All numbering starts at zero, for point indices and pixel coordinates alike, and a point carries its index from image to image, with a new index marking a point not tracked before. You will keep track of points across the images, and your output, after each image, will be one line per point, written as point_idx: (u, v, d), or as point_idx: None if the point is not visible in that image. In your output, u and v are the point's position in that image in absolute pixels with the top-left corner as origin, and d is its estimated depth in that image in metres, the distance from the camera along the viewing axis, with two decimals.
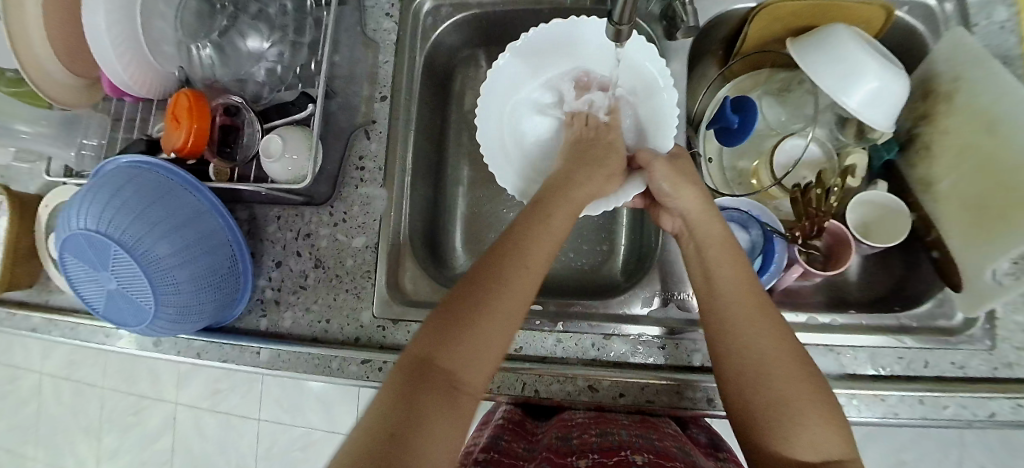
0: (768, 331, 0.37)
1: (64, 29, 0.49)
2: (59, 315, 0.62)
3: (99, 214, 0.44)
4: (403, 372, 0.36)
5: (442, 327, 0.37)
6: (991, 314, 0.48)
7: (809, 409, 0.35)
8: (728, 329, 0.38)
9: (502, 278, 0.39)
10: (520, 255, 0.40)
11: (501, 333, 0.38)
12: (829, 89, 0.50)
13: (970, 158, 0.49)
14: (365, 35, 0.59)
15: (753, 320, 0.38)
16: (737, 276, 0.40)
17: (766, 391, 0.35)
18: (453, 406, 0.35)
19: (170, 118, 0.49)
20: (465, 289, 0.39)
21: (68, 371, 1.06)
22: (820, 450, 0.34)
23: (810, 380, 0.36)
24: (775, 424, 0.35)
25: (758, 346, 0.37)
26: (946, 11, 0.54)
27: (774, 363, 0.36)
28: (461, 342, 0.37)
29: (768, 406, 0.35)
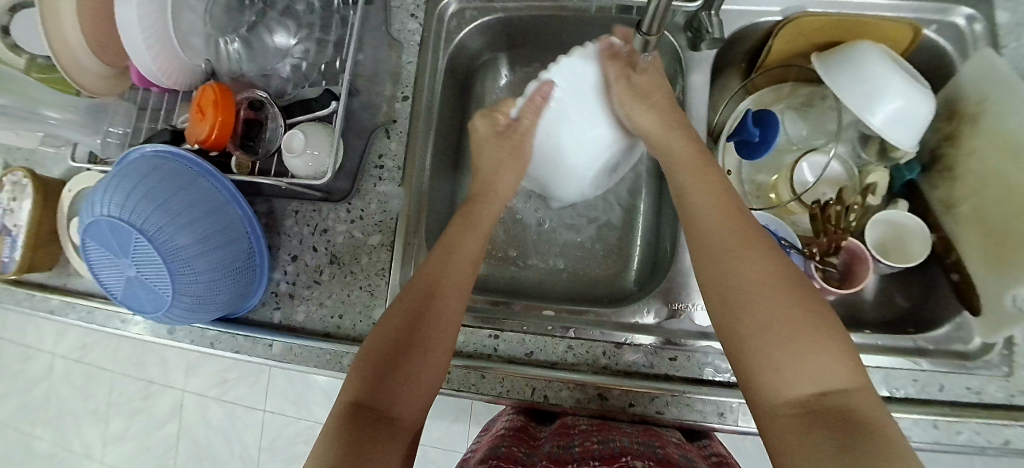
0: (751, 261, 0.40)
1: (98, 20, 0.50)
2: (76, 299, 0.63)
3: (123, 199, 0.45)
4: (346, 413, 0.40)
5: (366, 374, 0.42)
6: (1010, 340, 0.48)
7: (804, 336, 0.36)
8: (716, 268, 0.41)
9: (420, 329, 0.44)
10: (427, 306, 0.46)
11: (427, 374, 0.44)
12: (853, 105, 0.50)
13: (993, 182, 0.48)
14: (390, 36, 0.60)
15: (740, 253, 0.41)
16: (723, 216, 0.43)
17: (756, 322, 0.37)
18: (389, 432, 0.40)
19: (195, 110, 0.50)
20: (387, 333, 0.44)
21: (80, 354, 1.07)
22: (823, 379, 0.35)
23: (805, 306, 0.37)
24: (770, 356, 0.36)
25: (743, 278, 0.39)
26: (976, 32, 0.54)
27: (762, 294, 0.38)
28: (388, 386, 0.42)
29: (759, 339, 0.37)
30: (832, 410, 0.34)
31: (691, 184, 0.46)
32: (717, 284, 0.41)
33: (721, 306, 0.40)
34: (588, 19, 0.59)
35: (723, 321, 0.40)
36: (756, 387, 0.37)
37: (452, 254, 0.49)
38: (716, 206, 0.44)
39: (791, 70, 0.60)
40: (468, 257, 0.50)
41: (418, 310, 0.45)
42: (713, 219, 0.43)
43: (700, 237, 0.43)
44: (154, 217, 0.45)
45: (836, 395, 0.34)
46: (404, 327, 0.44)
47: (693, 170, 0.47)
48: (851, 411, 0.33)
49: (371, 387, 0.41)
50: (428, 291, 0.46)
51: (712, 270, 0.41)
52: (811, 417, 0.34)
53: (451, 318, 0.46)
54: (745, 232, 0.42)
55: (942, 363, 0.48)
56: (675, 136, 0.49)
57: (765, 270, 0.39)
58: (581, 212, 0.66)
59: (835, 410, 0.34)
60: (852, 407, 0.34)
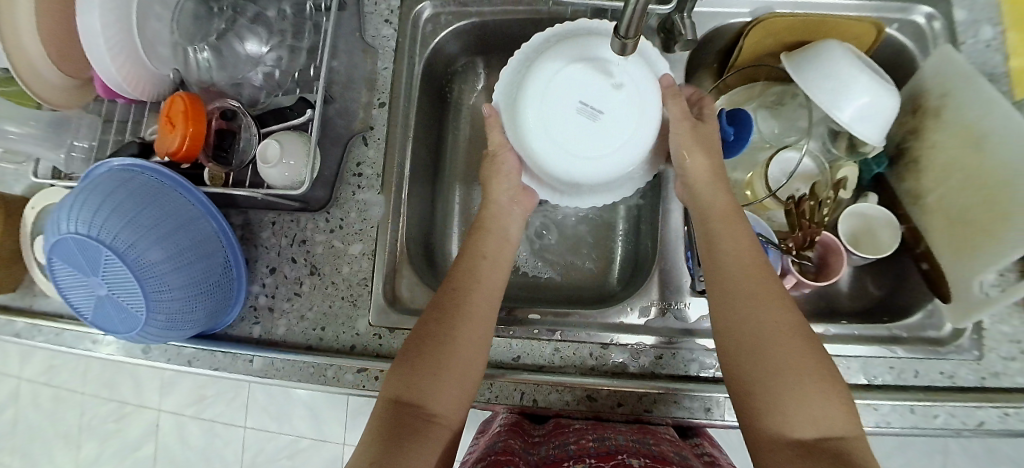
0: (769, 306, 0.40)
1: (58, 30, 0.48)
2: (42, 320, 0.60)
3: (91, 217, 0.43)
4: (384, 416, 0.41)
5: (407, 371, 0.43)
6: (978, 325, 0.49)
7: (810, 385, 0.37)
8: (730, 307, 0.41)
9: (453, 328, 0.44)
10: (458, 307, 0.45)
11: (460, 381, 0.42)
12: (822, 103, 0.51)
13: (956, 173, 0.50)
14: (364, 42, 0.59)
15: (764, 296, 0.41)
16: (739, 255, 0.43)
17: (765, 365, 0.38)
18: (427, 439, 0.40)
19: (165, 122, 0.48)
20: (420, 334, 0.44)
21: (48, 377, 1.03)
22: (824, 425, 0.36)
23: (817, 361, 0.38)
24: (775, 397, 0.37)
25: (760, 321, 0.39)
26: (934, 29, 0.56)
27: (776, 339, 0.38)
28: (429, 389, 0.42)
29: (766, 379, 0.38)
30: (828, 453, 0.35)
31: (720, 228, 0.45)
32: (732, 321, 0.40)
33: (731, 343, 0.40)
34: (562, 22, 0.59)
35: (732, 356, 0.40)
36: (761, 421, 0.37)
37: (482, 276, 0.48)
38: (739, 247, 0.43)
39: (761, 69, 0.61)
40: (485, 251, 0.49)
41: (451, 310, 0.45)
42: (736, 260, 0.43)
43: (718, 274, 0.43)
44: (124, 233, 0.43)
45: (833, 440, 0.36)
46: (441, 331, 0.44)
47: (723, 216, 0.46)
48: (847, 455, 0.35)
49: (411, 390, 0.42)
50: (458, 292, 0.46)
51: (729, 308, 0.41)
52: (807, 456, 0.35)
53: (485, 318, 0.45)
54: (763, 275, 0.42)
55: (917, 350, 0.49)
56: (712, 186, 0.47)
57: (781, 315, 0.39)
58: (562, 214, 0.66)
59: (832, 454, 0.35)
60: (847, 451, 0.35)
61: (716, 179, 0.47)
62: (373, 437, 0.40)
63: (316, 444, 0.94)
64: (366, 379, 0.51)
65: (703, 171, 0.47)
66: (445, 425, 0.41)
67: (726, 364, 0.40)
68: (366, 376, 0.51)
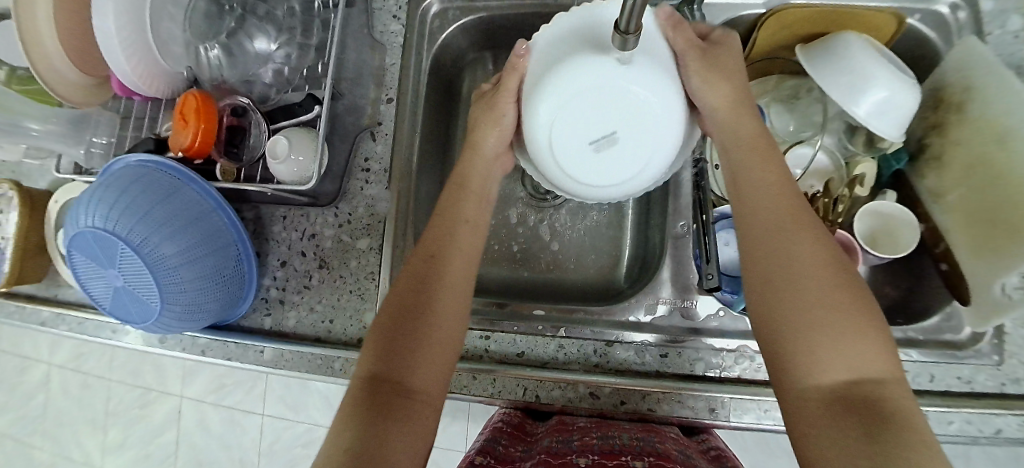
0: (806, 246, 0.38)
1: (75, 30, 0.50)
2: (66, 310, 0.63)
3: (106, 213, 0.45)
4: (359, 395, 0.39)
5: (379, 349, 0.41)
6: (999, 329, 0.48)
7: (847, 327, 0.34)
8: (766, 241, 0.39)
9: (432, 296, 0.43)
10: (427, 304, 0.43)
11: (433, 363, 0.41)
12: (837, 97, 0.49)
13: (978, 171, 0.48)
14: (372, 38, 0.60)
15: (794, 226, 0.39)
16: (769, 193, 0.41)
17: (801, 304, 0.36)
18: (411, 415, 0.38)
19: (178, 118, 0.49)
20: (390, 314, 0.43)
21: (76, 364, 1.07)
22: (860, 366, 0.34)
23: (851, 297, 0.36)
24: (808, 340, 0.35)
25: (792, 255, 0.38)
26: (959, 20, 0.54)
27: (813, 278, 0.36)
28: (406, 364, 0.40)
29: (798, 317, 0.36)
30: (866, 398, 0.33)
31: (744, 163, 0.43)
32: (767, 258, 0.38)
33: (762, 283, 0.38)
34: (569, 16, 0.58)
35: (766, 296, 0.37)
36: (790, 364, 0.35)
37: (457, 237, 0.47)
38: (773, 179, 0.41)
39: (776, 62, 0.60)
40: (467, 215, 0.48)
41: (418, 297, 0.43)
42: (768, 195, 0.41)
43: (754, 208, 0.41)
44: (139, 229, 0.45)
45: (871, 386, 0.33)
46: (405, 320, 0.42)
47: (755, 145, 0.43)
48: (886, 404, 0.32)
49: (386, 363, 0.40)
50: (425, 281, 0.44)
51: (767, 243, 0.39)
52: (843, 404, 0.33)
53: (453, 310, 0.43)
54: (797, 208, 0.40)
55: (933, 354, 0.48)
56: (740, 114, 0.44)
57: (816, 250, 0.37)
58: (571, 210, 0.66)
59: (868, 400, 0.32)
60: (886, 400, 0.33)
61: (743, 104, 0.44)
62: (351, 414, 0.38)
63: None
64: None
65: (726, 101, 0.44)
66: (428, 402, 0.40)
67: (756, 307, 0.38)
68: None
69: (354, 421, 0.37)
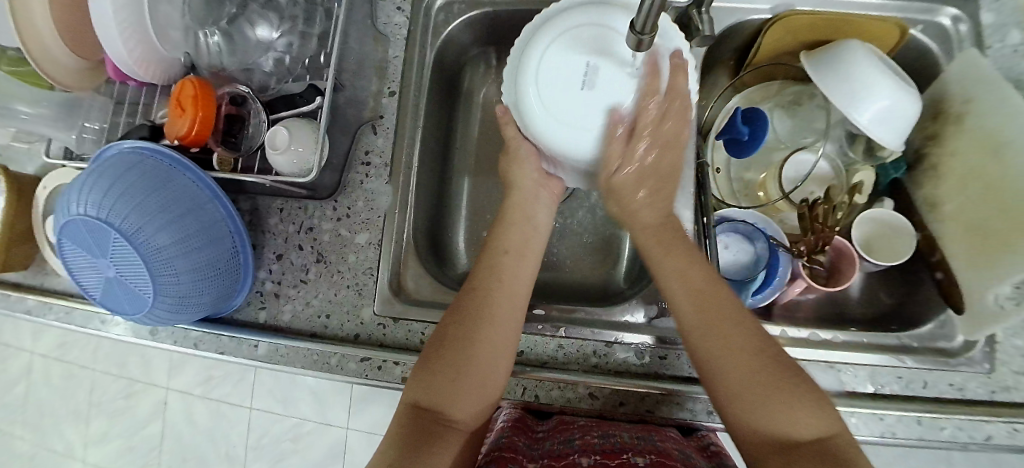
0: (726, 321, 0.40)
1: (71, 13, 0.48)
2: (53, 299, 0.61)
3: (99, 201, 0.44)
4: (404, 420, 0.40)
5: (422, 378, 0.42)
6: (991, 338, 0.49)
7: (782, 388, 0.37)
8: (709, 350, 0.40)
9: (478, 328, 0.43)
10: (472, 336, 0.43)
11: (473, 393, 0.42)
12: (840, 104, 0.49)
13: (975, 182, 0.49)
14: (376, 29, 0.59)
15: (722, 321, 0.40)
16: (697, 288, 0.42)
17: (735, 378, 0.38)
18: (447, 442, 0.40)
19: (175, 105, 0.48)
20: (438, 343, 0.43)
21: (60, 353, 1.05)
22: (806, 428, 0.36)
23: (779, 367, 0.38)
24: (750, 405, 0.37)
25: (725, 350, 0.39)
26: (961, 32, 0.54)
27: (744, 353, 0.38)
28: (445, 392, 0.41)
29: (744, 397, 0.37)
30: (816, 452, 0.35)
31: (658, 254, 0.44)
32: (708, 362, 0.39)
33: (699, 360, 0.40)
34: None
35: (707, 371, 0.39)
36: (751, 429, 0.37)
37: (503, 264, 0.47)
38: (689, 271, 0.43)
39: (779, 68, 0.60)
40: (508, 244, 0.48)
41: (465, 332, 0.43)
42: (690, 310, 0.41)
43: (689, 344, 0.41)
44: (133, 217, 0.44)
45: (816, 439, 0.35)
46: (448, 356, 0.43)
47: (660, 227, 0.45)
48: (833, 454, 0.34)
49: (428, 388, 0.42)
50: (472, 316, 0.44)
51: (699, 330, 0.40)
52: (792, 459, 0.35)
53: (501, 346, 0.43)
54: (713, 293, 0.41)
55: (927, 360, 0.49)
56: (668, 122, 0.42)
57: (743, 334, 0.39)
58: (570, 210, 0.65)
59: (816, 452, 0.35)
60: (835, 449, 0.35)
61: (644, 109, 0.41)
62: (394, 435, 0.40)
63: (319, 428, 0.95)
64: (369, 367, 0.52)
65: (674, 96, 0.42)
66: (464, 430, 0.41)
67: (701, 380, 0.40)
68: (370, 365, 0.52)
69: (398, 444, 0.39)
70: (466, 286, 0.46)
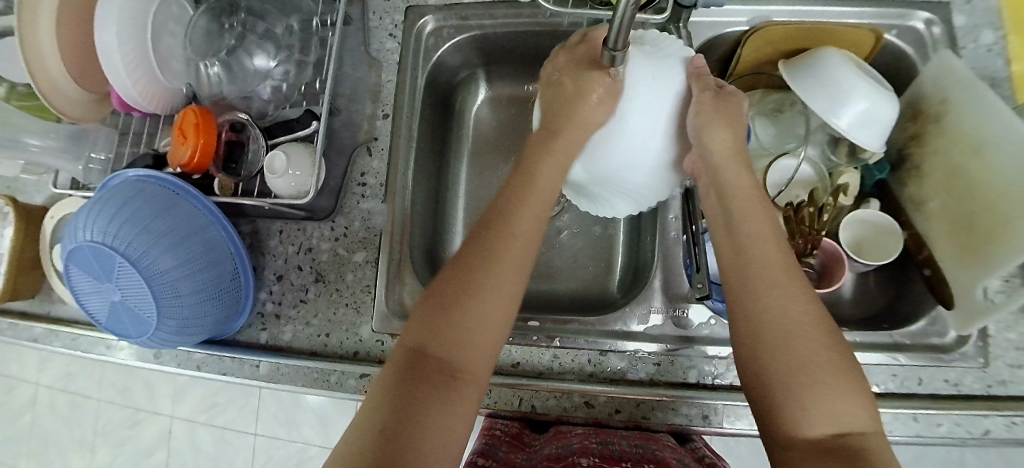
0: (794, 294, 0.38)
1: (77, 49, 0.51)
2: (59, 326, 0.62)
3: (105, 228, 0.45)
4: (403, 366, 0.38)
5: (431, 321, 0.40)
6: (983, 332, 0.49)
7: (831, 374, 0.35)
8: (766, 320, 0.38)
9: (495, 266, 0.41)
10: (488, 272, 0.41)
11: (484, 341, 0.39)
12: (819, 109, 0.51)
13: (956, 179, 0.50)
14: (369, 55, 0.61)
15: (784, 288, 0.38)
16: (761, 264, 0.40)
17: (789, 348, 0.36)
18: (450, 389, 0.37)
19: (177, 133, 0.50)
20: (451, 279, 0.41)
21: (65, 383, 1.05)
22: (843, 420, 0.34)
23: (834, 351, 0.36)
24: (794, 390, 0.35)
25: (782, 315, 0.37)
26: (933, 36, 0.56)
27: (800, 325, 0.37)
28: (451, 338, 0.39)
29: (788, 370, 0.36)
30: (849, 446, 0.33)
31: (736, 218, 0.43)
32: (761, 333, 0.37)
33: (750, 336, 0.38)
34: (561, 34, 0.60)
35: (758, 348, 0.37)
36: (782, 415, 0.35)
37: (527, 204, 0.45)
38: (761, 233, 0.41)
39: (761, 77, 0.62)
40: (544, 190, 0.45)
41: (468, 271, 0.41)
42: (757, 269, 0.39)
43: (750, 314, 0.38)
44: (139, 243, 0.45)
45: (854, 435, 0.34)
46: (457, 296, 0.40)
47: (743, 197, 0.43)
48: (869, 452, 0.33)
49: (432, 332, 0.39)
50: (481, 253, 0.42)
51: (756, 294, 0.39)
52: (827, 452, 0.33)
53: (506, 279, 0.41)
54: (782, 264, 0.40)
55: (920, 357, 0.49)
56: (734, 163, 0.44)
57: (803, 307, 0.37)
58: (564, 224, 0.67)
59: (852, 446, 0.33)
60: (870, 447, 0.33)
61: (738, 155, 0.44)
62: (390, 380, 0.37)
63: (324, 451, 0.95)
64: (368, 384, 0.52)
65: (724, 146, 0.43)
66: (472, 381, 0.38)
67: (746, 360, 0.38)
68: (369, 381, 0.52)
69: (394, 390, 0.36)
70: (481, 226, 0.44)
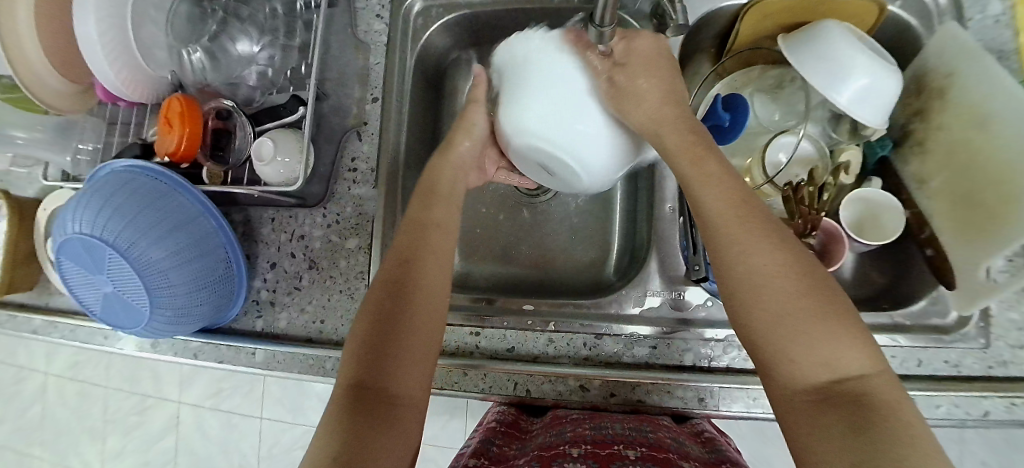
0: (760, 240, 0.35)
1: (59, 38, 0.50)
2: (58, 317, 0.63)
3: (92, 219, 0.45)
4: (346, 394, 0.38)
5: (363, 338, 0.41)
6: (985, 313, 0.48)
7: (818, 318, 0.32)
8: (741, 276, 0.35)
9: (415, 275, 0.44)
10: (409, 284, 0.43)
11: (416, 352, 0.41)
12: (819, 86, 0.49)
13: (961, 156, 0.49)
14: (356, 37, 0.60)
15: (752, 237, 0.35)
16: (728, 207, 0.37)
17: (772, 303, 0.34)
18: (386, 409, 0.37)
19: (163, 122, 0.50)
20: (380, 293, 0.43)
21: (73, 372, 1.07)
22: (839, 366, 0.32)
23: (816, 292, 0.33)
24: (778, 344, 0.33)
25: (757, 268, 0.35)
26: (941, 5, 0.54)
27: (775, 274, 0.34)
28: (389, 352, 0.40)
29: (772, 328, 0.33)
30: (849, 395, 0.31)
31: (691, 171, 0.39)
32: (738, 296, 0.35)
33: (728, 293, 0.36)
34: (551, 11, 0.58)
35: (739, 298, 0.35)
36: (773, 376, 0.34)
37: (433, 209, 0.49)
38: (716, 179, 0.38)
39: (759, 53, 0.60)
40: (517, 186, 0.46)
41: (387, 312, 0.41)
42: (724, 223, 0.37)
43: (725, 274, 0.36)
44: (125, 232, 0.45)
45: (854, 380, 0.31)
46: (387, 307, 0.42)
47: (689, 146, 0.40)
48: (871, 397, 0.30)
49: (369, 350, 0.40)
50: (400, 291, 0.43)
51: (728, 248, 0.36)
52: (824, 407, 0.31)
53: (432, 297, 0.44)
54: (747, 212, 0.37)
55: (920, 338, 0.48)
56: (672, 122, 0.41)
57: (774, 252, 0.35)
58: (560, 207, 0.66)
59: (852, 396, 0.31)
60: (872, 390, 0.31)
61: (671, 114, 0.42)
62: (336, 406, 0.37)
63: None
64: None
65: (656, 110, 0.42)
66: (410, 399, 0.39)
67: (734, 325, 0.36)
68: None
69: (340, 415, 0.37)
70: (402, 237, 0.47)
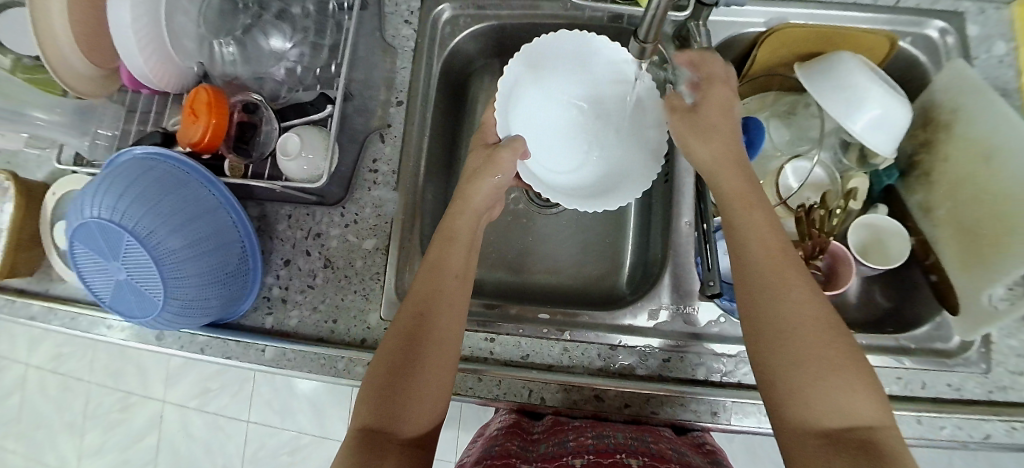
0: (789, 288, 0.37)
1: (89, 22, 0.50)
2: (57, 304, 0.61)
3: (112, 205, 0.44)
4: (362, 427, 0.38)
5: (385, 365, 0.41)
6: (987, 338, 0.50)
7: (834, 369, 0.34)
8: (766, 315, 0.37)
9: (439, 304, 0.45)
10: (434, 313, 0.44)
11: (436, 380, 0.42)
12: (834, 113, 0.51)
13: (965, 188, 0.51)
14: (385, 41, 0.60)
15: (781, 284, 0.38)
16: (770, 249, 0.40)
17: (797, 346, 0.35)
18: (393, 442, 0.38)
19: (188, 112, 0.49)
20: (404, 319, 0.44)
21: (55, 364, 1.04)
22: (850, 414, 0.34)
23: (837, 344, 0.35)
24: (795, 388, 0.35)
25: (786, 311, 0.37)
26: (948, 44, 0.57)
27: (801, 322, 0.36)
28: (413, 378, 0.41)
29: (794, 371, 0.35)
30: (858, 442, 0.33)
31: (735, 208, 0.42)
32: (762, 336, 0.37)
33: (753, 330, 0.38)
34: (577, 27, 0.60)
35: (760, 341, 0.37)
36: (783, 413, 0.35)
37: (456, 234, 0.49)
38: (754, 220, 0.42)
39: (774, 79, 0.62)
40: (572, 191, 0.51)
41: (410, 342, 0.42)
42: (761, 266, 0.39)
43: (755, 311, 0.38)
44: (145, 221, 0.44)
45: (861, 430, 0.33)
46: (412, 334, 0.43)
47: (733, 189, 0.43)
48: (879, 447, 0.32)
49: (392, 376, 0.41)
50: (417, 328, 0.43)
51: (766, 286, 0.38)
52: (834, 451, 0.33)
53: (454, 326, 0.45)
54: (784, 262, 0.39)
55: (924, 361, 0.50)
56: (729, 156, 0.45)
57: (801, 298, 0.37)
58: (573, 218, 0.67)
59: (860, 443, 0.33)
60: (878, 441, 0.33)
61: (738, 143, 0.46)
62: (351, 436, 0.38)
63: (317, 441, 0.94)
64: None
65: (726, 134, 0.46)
66: (416, 430, 0.40)
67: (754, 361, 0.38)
68: None
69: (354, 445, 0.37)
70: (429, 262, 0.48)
